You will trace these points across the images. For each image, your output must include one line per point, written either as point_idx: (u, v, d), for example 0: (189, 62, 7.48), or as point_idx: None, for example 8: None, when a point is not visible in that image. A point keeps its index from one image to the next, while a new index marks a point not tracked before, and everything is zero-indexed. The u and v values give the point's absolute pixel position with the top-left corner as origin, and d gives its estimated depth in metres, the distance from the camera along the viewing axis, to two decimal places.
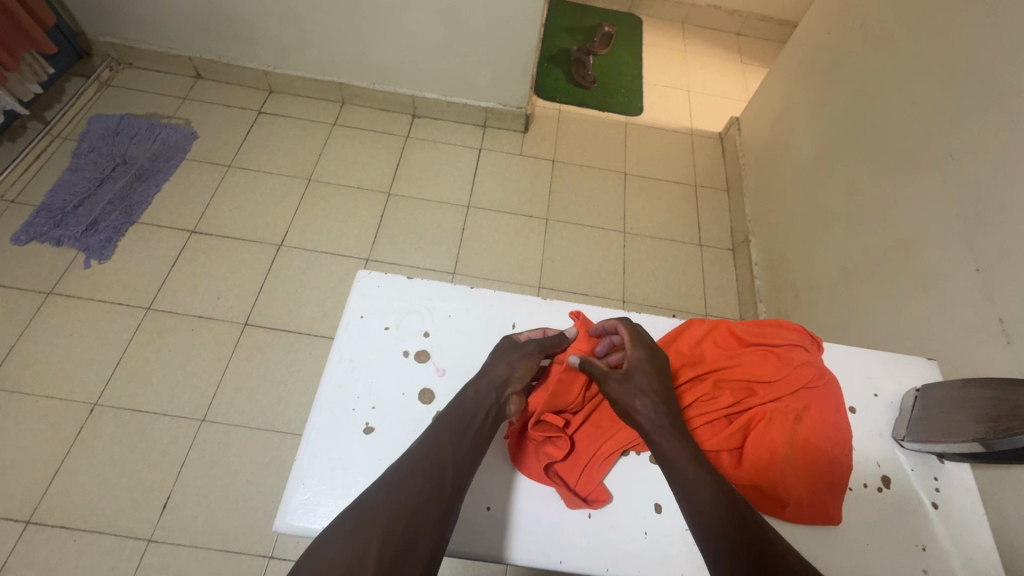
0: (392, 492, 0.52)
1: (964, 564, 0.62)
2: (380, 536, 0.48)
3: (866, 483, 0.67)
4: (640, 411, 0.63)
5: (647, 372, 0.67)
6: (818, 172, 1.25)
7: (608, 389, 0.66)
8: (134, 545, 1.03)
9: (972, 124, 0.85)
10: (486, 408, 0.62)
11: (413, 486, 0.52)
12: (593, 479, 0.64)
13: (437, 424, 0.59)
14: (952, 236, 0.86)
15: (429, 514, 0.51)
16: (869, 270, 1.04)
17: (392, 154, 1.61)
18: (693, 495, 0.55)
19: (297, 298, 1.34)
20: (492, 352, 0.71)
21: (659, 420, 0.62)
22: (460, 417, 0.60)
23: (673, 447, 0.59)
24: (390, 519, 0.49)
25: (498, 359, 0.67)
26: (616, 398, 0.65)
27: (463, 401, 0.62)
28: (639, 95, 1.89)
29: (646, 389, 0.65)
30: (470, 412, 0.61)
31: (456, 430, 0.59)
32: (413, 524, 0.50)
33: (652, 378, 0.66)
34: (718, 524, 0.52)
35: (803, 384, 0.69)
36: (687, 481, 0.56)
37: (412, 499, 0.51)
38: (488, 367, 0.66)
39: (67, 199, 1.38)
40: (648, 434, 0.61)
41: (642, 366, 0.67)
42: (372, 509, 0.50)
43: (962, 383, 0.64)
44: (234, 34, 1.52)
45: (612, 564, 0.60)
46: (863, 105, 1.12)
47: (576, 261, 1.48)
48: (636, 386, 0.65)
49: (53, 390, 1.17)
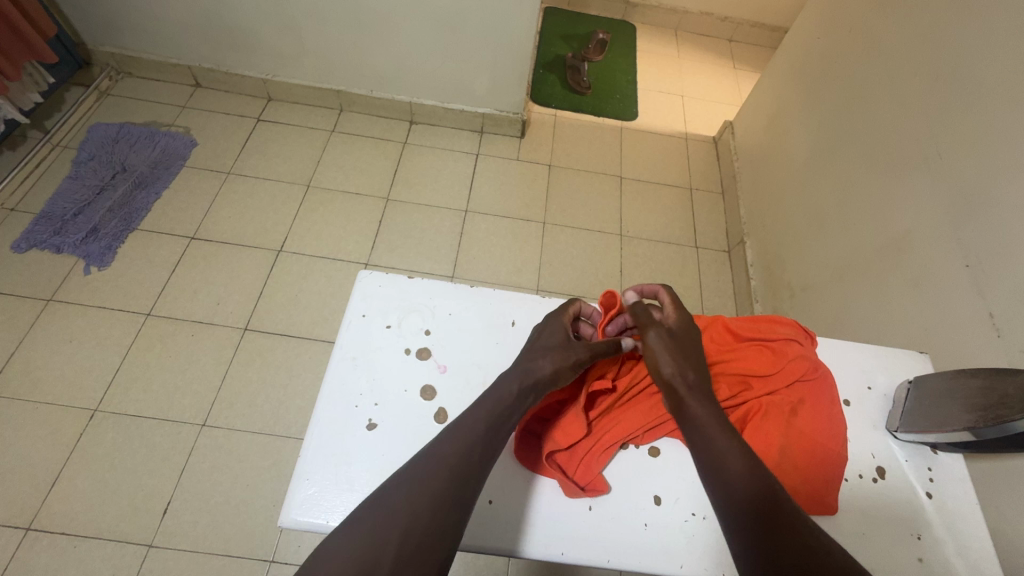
0: (414, 491, 0.52)
1: (959, 553, 0.63)
2: (397, 537, 0.49)
3: (861, 474, 0.68)
4: (673, 372, 0.66)
5: (686, 337, 0.71)
6: (811, 172, 1.27)
7: (648, 338, 0.70)
8: (135, 551, 1.03)
9: (960, 124, 0.87)
10: (519, 409, 0.62)
11: (437, 487, 0.52)
12: (592, 470, 0.65)
13: (471, 417, 0.59)
14: (943, 233, 0.88)
15: (449, 517, 0.51)
16: (862, 267, 1.06)
17: (391, 160, 1.62)
18: (719, 474, 0.56)
19: (297, 303, 1.35)
20: (528, 341, 0.73)
21: (692, 382, 0.65)
22: (496, 411, 0.60)
23: (707, 413, 0.61)
24: (410, 521, 0.50)
25: (541, 355, 0.67)
26: (653, 349, 0.69)
27: (504, 395, 0.62)
28: (633, 100, 1.92)
29: (685, 351, 0.69)
30: (507, 407, 0.61)
31: (487, 430, 0.58)
32: (436, 528, 0.50)
33: (690, 343, 0.70)
34: (744, 506, 0.53)
35: (798, 377, 0.71)
36: (717, 461, 0.57)
37: (433, 499, 0.52)
38: (532, 363, 0.66)
39: (68, 207, 1.39)
40: (681, 395, 0.64)
41: (683, 330, 0.72)
42: (391, 509, 0.50)
43: (952, 374, 0.66)
44: (233, 43, 1.54)
45: (613, 555, 0.61)
46: (854, 106, 1.14)
47: (574, 263, 1.50)
48: (673, 348, 0.69)
49: (53, 396, 1.17)
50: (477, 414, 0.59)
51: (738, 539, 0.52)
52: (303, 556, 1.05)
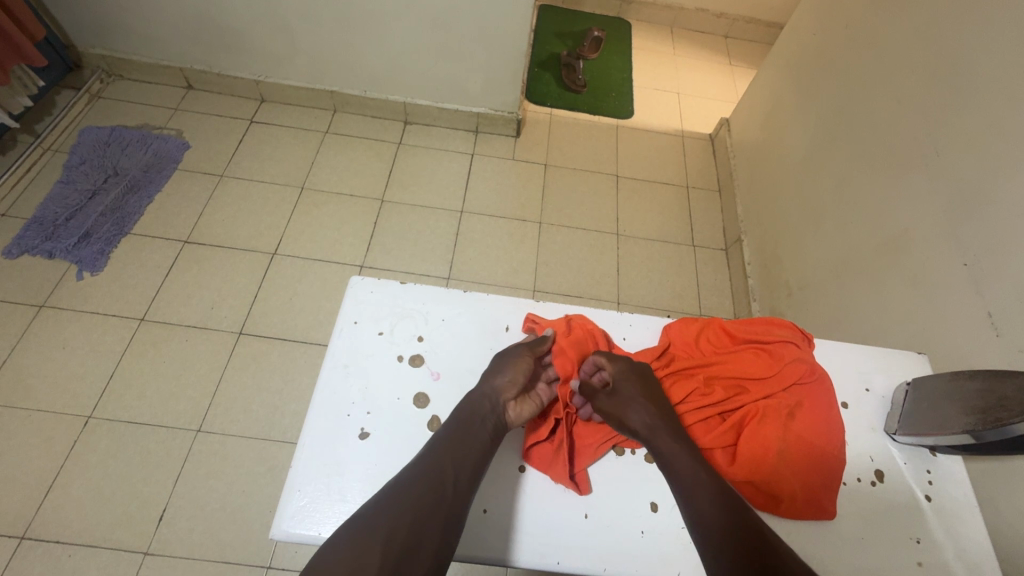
0: (395, 501, 0.53)
1: (959, 556, 0.62)
2: (381, 542, 0.50)
3: (859, 477, 0.67)
4: (633, 420, 0.65)
5: (633, 380, 0.69)
6: (807, 171, 1.26)
7: (599, 403, 0.67)
8: (131, 559, 1.02)
9: (958, 122, 0.87)
10: (492, 420, 0.63)
11: (416, 494, 0.54)
12: (580, 464, 0.66)
13: (443, 432, 0.61)
14: (940, 231, 0.87)
15: (430, 524, 0.52)
16: (860, 267, 1.05)
17: (385, 161, 1.61)
18: (698, 515, 0.56)
19: (291, 306, 1.34)
20: (489, 363, 0.71)
21: (653, 423, 0.65)
22: (463, 423, 0.62)
23: (672, 448, 0.62)
24: (389, 529, 0.51)
25: (492, 371, 0.68)
26: (609, 411, 0.66)
27: (462, 409, 0.63)
28: (629, 98, 1.91)
29: (636, 397, 0.67)
30: (471, 418, 0.62)
31: (458, 438, 0.60)
32: (416, 533, 0.51)
33: (640, 386, 0.68)
34: (730, 549, 0.52)
35: (794, 380, 0.70)
36: (695, 503, 0.57)
37: (414, 506, 0.53)
38: (488, 376, 0.67)
39: (59, 212, 1.38)
40: (647, 438, 0.63)
41: (628, 378, 0.69)
42: (372, 519, 0.52)
43: (952, 375, 0.65)
44: (224, 43, 1.52)
45: (609, 564, 0.60)
46: (852, 103, 1.13)
47: (571, 263, 1.49)
48: (625, 398, 0.67)
49: (46, 404, 1.16)
50: (445, 429, 0.61)
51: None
52: (300, 562, 1.04)
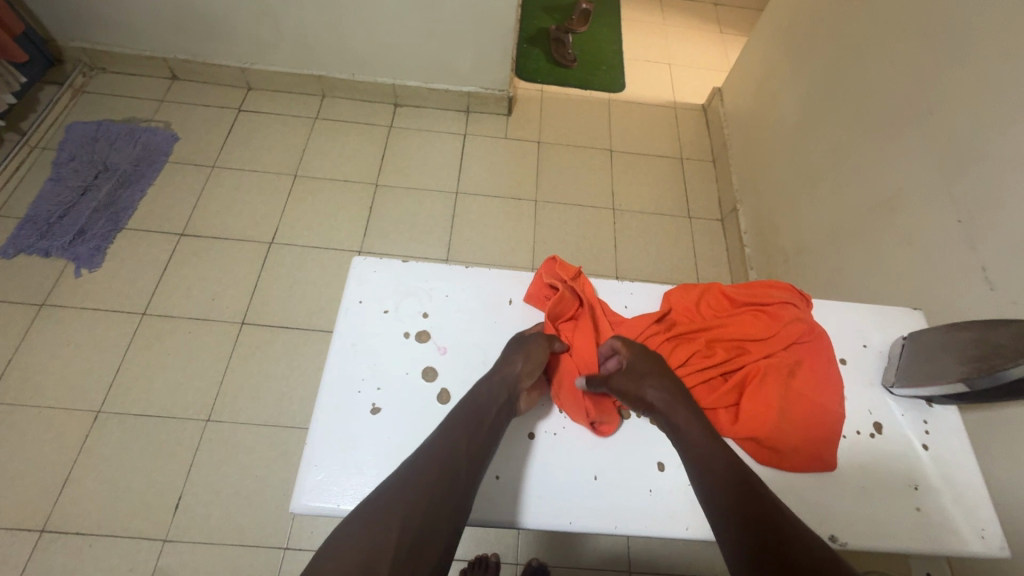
0: (409, 488, 0.54)
1: (954, 499, 0.65)
2: (397, 526, 0.51)
3: (858, 430, 0.69)
4: (649, 395, 0.65)
5: (645, 359, 0.69)
6: (802, 135, 1.26)
7: (614, 383, 0.67)
8: (151, 546, 1.05)
9: (951, 79, 0.87)
10: (500, 404, 0.63)
11: (430, 481, 0.54)
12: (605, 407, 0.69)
13: (451, 418, 0.61)
14: (934, 189, 0.88)
15: (444, 508, 0.53)
16: (857, 229, 1.06)
17: (377, 145, 1.60)
18: (714, 492, 0.56)
19: (292, 294, 1.34)
20: (503, 350, 0.71)
21: (670, 397, 0.65)
22: (475, 410, 0.61)
23: (688, 420, 0.63)
24: (405, 514, 0.52)
25: (511, 355, 0.67)
26: (622, 389, 0.66)
27: (477, 398, 0.63)
28: (620, 71, 1.89)
29: (649, 372, 0.68)
30: (484, 405, 0.62)
31: (470, 424, 0.60)
32: (430, 517, 0.52)
33: (654, 364, 0.69)
34: (744, 522, 0.52)
35: (794, 340, 0.71)
36: (711, 478, 0.57)
37: (428, 490, 0.54)
38: (505, 361, 0.67)
39: (52, 210, 1.37)
40: (660, 411, 0.64)
41: (641, 358, 0.70)
42: (388, 503, 0.52)
43: (947, 327, 0.66)
44: (208, 31, 1.50)
45: (620, 521, 0.62)
46: (843, 65, 1.13)
47: (568, 239, 1.49)
48: (639, 375, 0.67)
49: (56, 400, 1.17)
50: (455, 413, 0.61)
51: (736, 560, 0.51)
52: (317, 542, 1.07)
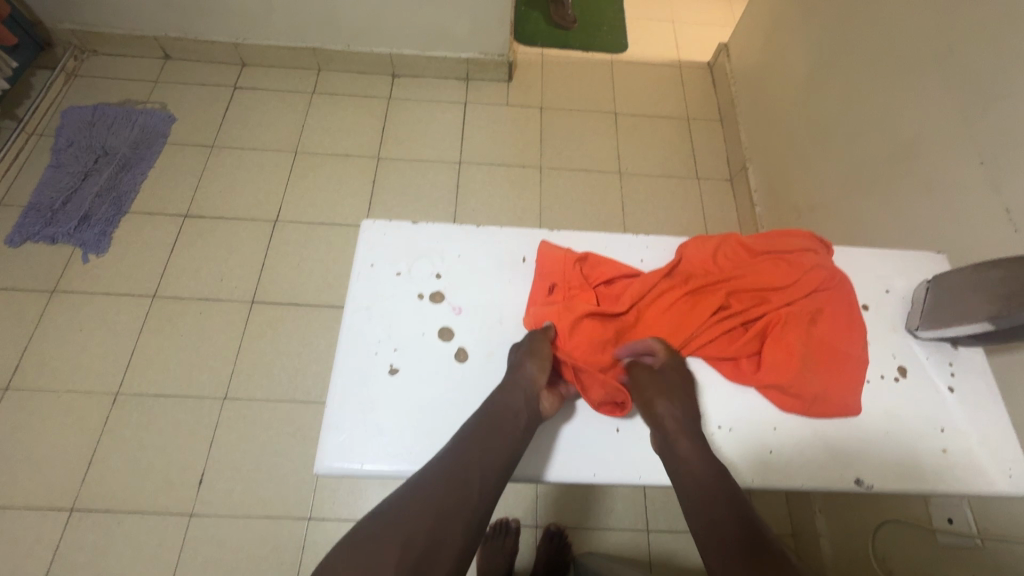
0: (416, 503, 0.52)
1: (981, 441, 0.64)
2: (401, 540, 0.49)
3: (883, 374, 0.68)
4: (662, 411, 0.62)
5: (680, 372, 0.65)
6: (813, 87, 1.22)
7: (637, 374, 0.65)
8: (177, 521, 1.07)
9: (971, 15, 0.83)
10: (519, 416, 0.60)
11: (437, 498, 0.52)
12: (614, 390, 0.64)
13: (469, 427, 0.59)
14: (953, 133, 0.85)
15: (454, 522, 0.51)
16: (873, 180, 1.03)
17: (377, 117, 1.57)
18: (712, 526, 0.53)
19: (300, 271, 1.33)
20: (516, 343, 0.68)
21: (681, 419, 0.62)
22: (493, 420, 0.59)
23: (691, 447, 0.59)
24: (410, 529, 0.50)
25: (522, 361, 0.64)
26: (640, 386, 0.64)
27: (493, 407, 0.61)
28: (622, 31, 1.83)
29: (672, 387, 0.64)
30: (501, 415, 0.60)
31: (486, 437, 0.58)
32: (438, 529, 0.51)
33: (684, 382, 0.65)
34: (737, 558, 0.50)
35: (815, 287, 0.70)
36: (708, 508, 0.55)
37: (436, 505, 0.52)
38: (518, 365, 0.64)
39: (54, 196, 1.36)
40: (669, 434, 0.61)
41: (679, 369, 0.66)
42: (394, 516, 0.51)
43: (974, 266, 0.64)
44: (198, 6, 1.46)
45: (643, 472, 0.62)
46: (856, 9, 1.08)
47: (575, 206, 1.47)
48: (665, 385, 0.64)
49: (74, 384, 1.18)
50: (472, 424, 0.59)
51: None
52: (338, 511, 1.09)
